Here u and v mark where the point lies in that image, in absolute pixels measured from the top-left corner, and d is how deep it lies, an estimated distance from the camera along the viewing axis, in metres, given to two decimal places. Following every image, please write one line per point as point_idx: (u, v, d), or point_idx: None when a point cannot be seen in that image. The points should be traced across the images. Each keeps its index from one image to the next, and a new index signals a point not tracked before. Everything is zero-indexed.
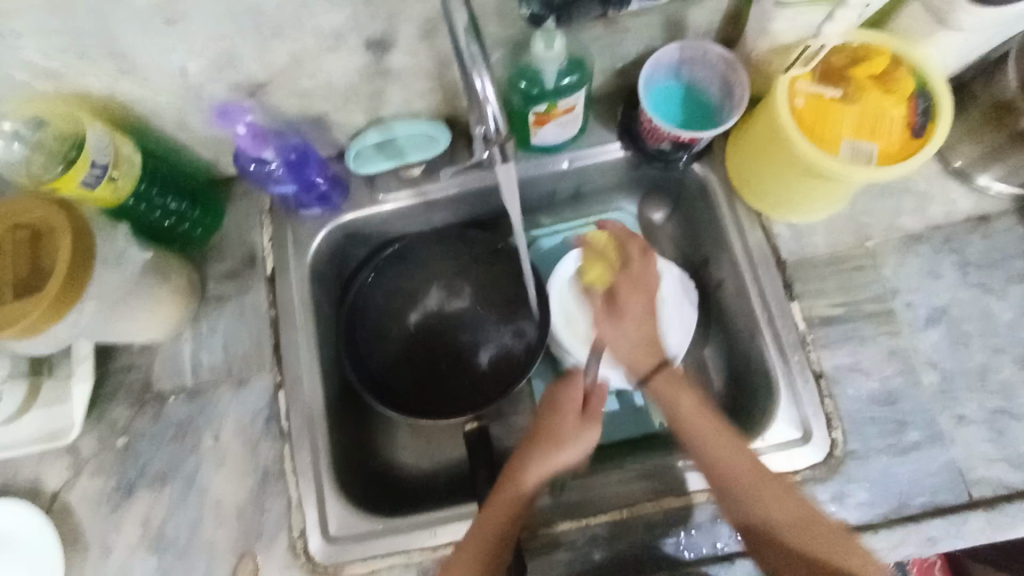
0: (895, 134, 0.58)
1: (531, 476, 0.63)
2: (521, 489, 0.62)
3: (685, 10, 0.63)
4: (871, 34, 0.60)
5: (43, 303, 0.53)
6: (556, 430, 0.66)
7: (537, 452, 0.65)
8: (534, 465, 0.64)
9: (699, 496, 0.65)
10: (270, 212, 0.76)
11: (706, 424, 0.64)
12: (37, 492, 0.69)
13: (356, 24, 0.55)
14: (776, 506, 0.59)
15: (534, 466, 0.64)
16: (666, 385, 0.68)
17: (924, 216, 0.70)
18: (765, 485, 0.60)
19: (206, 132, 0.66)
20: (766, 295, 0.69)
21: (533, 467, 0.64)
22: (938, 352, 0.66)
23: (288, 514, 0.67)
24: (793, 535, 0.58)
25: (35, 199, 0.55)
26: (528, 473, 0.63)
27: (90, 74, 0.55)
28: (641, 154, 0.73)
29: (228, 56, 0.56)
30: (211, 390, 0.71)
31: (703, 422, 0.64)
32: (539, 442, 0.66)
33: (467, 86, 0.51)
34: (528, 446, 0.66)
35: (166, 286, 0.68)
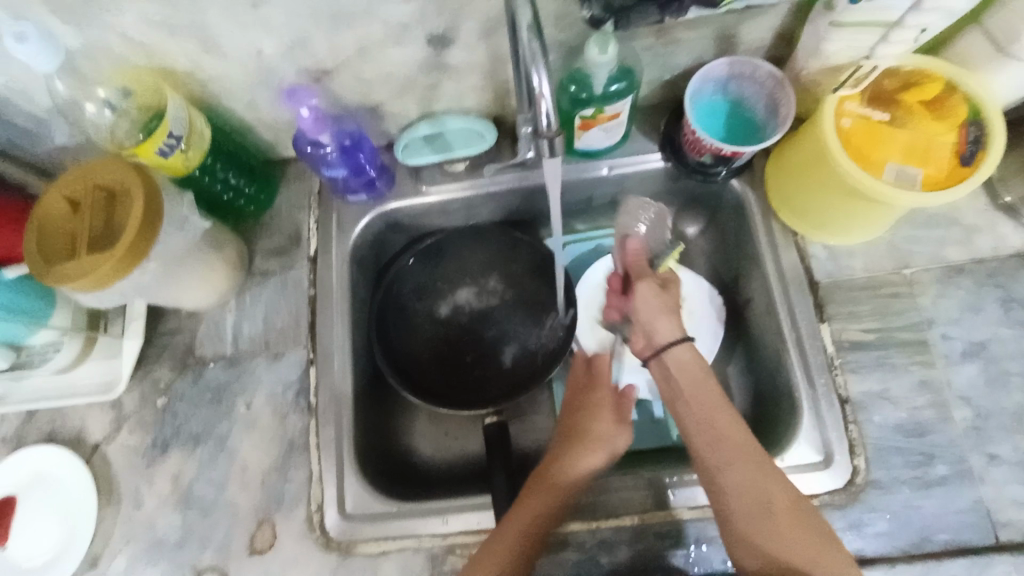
0: (942, 160, 0.58)
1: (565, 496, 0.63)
2: (557, 505, 0.62)
3: (736, 26, 0.64)
4: (924, 59, 0.60)
5: (112, 258, 0.57)
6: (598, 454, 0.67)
7: (577, 468, 0.65)
8: (572, 482, 0.64)
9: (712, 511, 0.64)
10: (319, 196, 0.79)
11: (727, 420, 0.61)
12: (80, 440, 0.73)
13: (422, 18, 0.58)
14: (777, 488, 0.58)
15: (574, 480, 0.64)
16: (682, 362, 0.66)
17: (968, 248, 0.69)
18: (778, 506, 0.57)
19: (269, 114, 0.70)
20: (797, 314, 0.68)
21: (574, 485, 0.64)
22: (974, 387, 0.64)
23: (308, 486, 0.69)
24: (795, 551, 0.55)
25: (114, 162, 0.60)
26: (566, 488, 0.64)
27: (175, 51, 0.60)
28: (680, 166, 0.74)
29: (299, 43, 0.60)
30: (248, 359, 0.75)
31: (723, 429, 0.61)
32: (584, 461, 0.66)
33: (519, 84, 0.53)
34: (575, 457, 0.66)
35: (218, 255, 0.72)
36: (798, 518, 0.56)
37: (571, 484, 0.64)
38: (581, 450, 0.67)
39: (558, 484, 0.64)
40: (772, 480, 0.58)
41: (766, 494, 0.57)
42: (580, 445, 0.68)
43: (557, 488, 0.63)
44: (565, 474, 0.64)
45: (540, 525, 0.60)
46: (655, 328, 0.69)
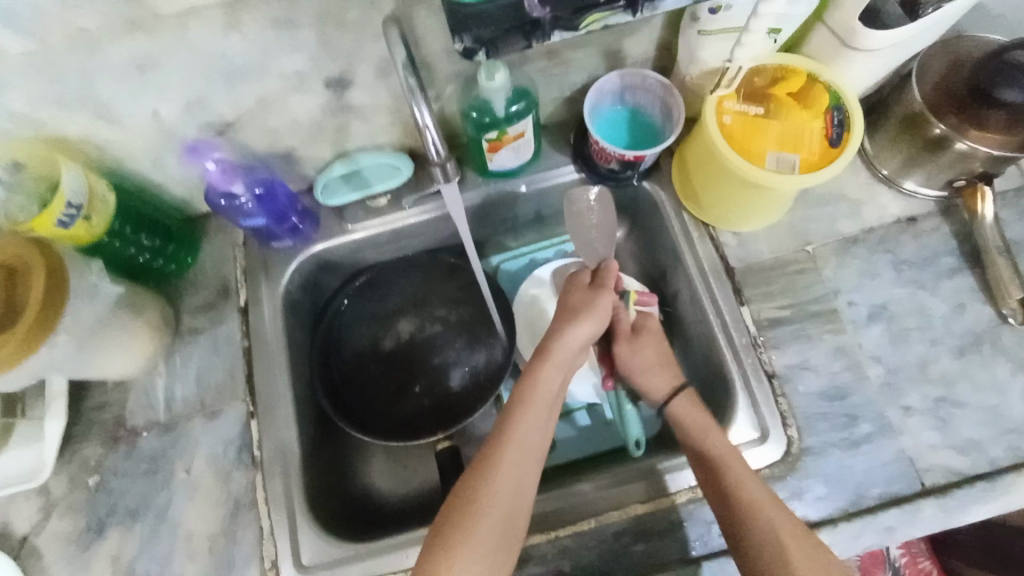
0: (814, 144, 0.63)
1: (537, 411, 0.66)
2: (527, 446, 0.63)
3: (619, 42, 0.69)
4: (785, 57, 0.66)
5: (15, 336, 0.54)
6: (550, 386, 0.68)
7: (534, 405, 0.66)
8: (537, 422, 0.65)
9: (663, 503, 0.66)
10: (243, 246, 0.79)
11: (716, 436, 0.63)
12: (5, 535, 0.68)
13: (315, 65, 0.60)
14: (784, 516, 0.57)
15: (531, 425, 0.64)
16: (688, 407, 0.68)
17: (857, 220, 0.75)
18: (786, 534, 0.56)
19: (178, 171, 0.70)
20: (718, 301, 0.72)
21: (535, 426, 0.64)
22: (881, 346, 0.69)
23: (259, 544, 0.67)
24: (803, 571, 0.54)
25: (10, 239, 0.58)
26: (528, 432, 0.64)
27: (63, 120, 0.59)
28: (593, 175, 0.78)
29: (194, 99, 0.60)
30: (184, 422, 0.72)
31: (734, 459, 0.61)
32: (536, 397, 0.67)
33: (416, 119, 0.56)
34: (527, 398, 0.66)
35: (140, 319, 0.70)
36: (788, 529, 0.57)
37: (527, 431, 0.64)
38: (535, 384, 0.68)
39: (522, 420, 0.64)
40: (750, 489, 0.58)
41: (749, 497, 0.58)
42: (533, 380, 0.68)
43: (519, 426, 0.64)
44: (523, 418, 0.64)
45: (516, 480, 0.60)
46: (651, 383, 0.72)
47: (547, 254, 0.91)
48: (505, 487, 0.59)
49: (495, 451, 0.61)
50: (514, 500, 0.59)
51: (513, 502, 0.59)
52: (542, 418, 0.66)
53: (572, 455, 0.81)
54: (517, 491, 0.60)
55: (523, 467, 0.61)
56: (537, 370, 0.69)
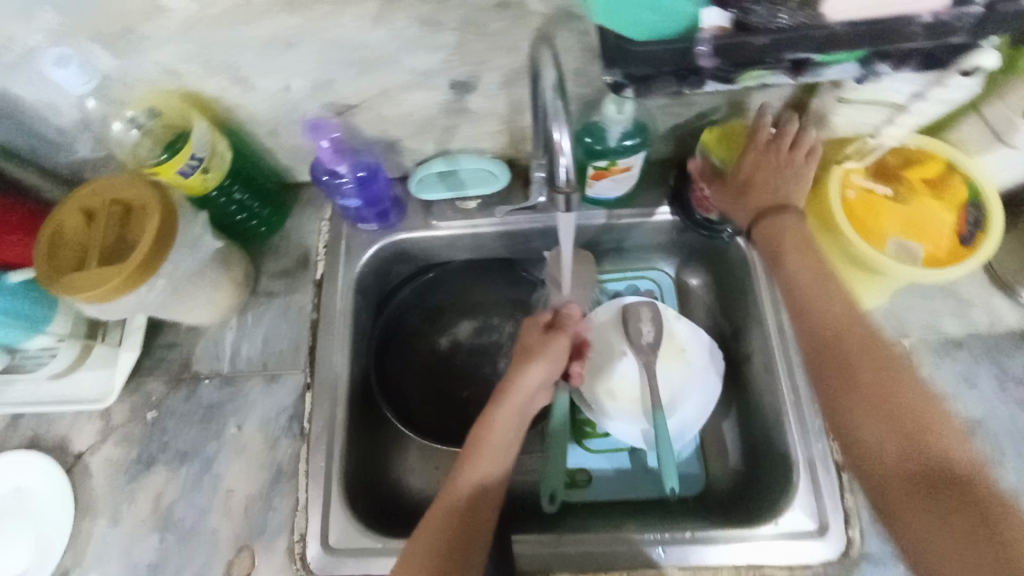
0: (941, 239, 0.60)
1: (489, 452, 0.64)
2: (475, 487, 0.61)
3: (746, 94, 0.67)
4: (927, 139, 0.62)
5: (124, 272, 0.57)
6: (506, 426, 0.66)
7: (481, 451, 0.63)
8: (494, 457, 0.64)
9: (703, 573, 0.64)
10: (329, 220, 0.80)
11: (843, 331, 0.66)
12: (63, 451, 0.72)
13: (446, 67, 0.60)
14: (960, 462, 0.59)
15: (482, 471, 0.62)
16: (819, 302, 0.68)
17: (964, 321, 0.70)
18: (936, 481, 0.58)
19: (289, 141, 0.72)
20: (797, 376, 0.69)
21: (488, 465, 0.63)
22: (969, 463, 0.64)
23: (293, 514, 0.68)
24: (949, 535, 0.55)
25: (134, 180, 0.61)
26: (497, 431, 0.65)
27: (202, 79, 0.61)
28: (688, 221, 0.76)
29: (325, 79, 0.61)
30: (244, 379, 0.74)
31: (854, 359, 0.65)
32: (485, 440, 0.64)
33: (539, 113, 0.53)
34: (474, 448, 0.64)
35: (226, 274, 0.73)
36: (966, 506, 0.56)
37: (477, 470, 0.62)
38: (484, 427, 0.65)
39: (472, 465, 0.63)
40: (920, 414, 0.61)
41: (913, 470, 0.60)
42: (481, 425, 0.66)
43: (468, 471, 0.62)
44: (467, 463, 0.63)
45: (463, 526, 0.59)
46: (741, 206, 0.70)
47: (617, 287, 0.88)
48: (455, 532, 0.58)
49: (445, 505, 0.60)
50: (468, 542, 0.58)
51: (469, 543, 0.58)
52: (495, 452, 0.64)
53: (608, 495, 0.78)
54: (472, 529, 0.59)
55: (470, 505, 0.60)
56: (492, 414, 0.66)
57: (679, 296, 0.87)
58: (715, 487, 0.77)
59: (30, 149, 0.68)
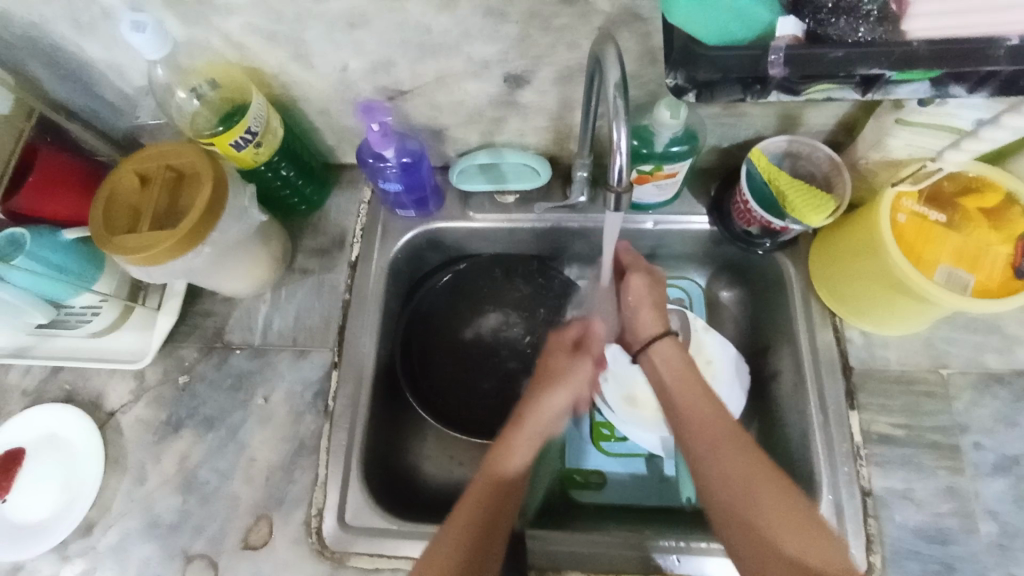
0: (995, 270, 0.58)
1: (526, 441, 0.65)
2: (510, 477, 0.62)
3: (801, 108, 0.66)
4: (988, 168, 0.60)
5: (175, 236, 0.58)
6: (551, 412, 0.68)
7: (519, 441, 0.64)
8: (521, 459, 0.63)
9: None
10: (368, 203, 0.81)
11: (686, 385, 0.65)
12: (97, 406, 0.74)
13: (503, 58, 0.61)
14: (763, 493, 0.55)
15: (519, 457, 0.63)
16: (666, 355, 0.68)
17: (1008, 358, 0.68)
18: (750, 476, 0.56)
19: (338, 122, 0.73)
20: (827, 398, 0.68)
21: (523, 453, 0.64)
22: (1002, 503, 0.62)
23: (312, 488, 0.69)
24: (768, 512, 0.54)
25: (190, 148, 0.62)
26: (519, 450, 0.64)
27: (265, 53, 0.62)
28: (727, 232, 0.75)
29: (382, 62, 0.62)
30: (274, 352, 0.75)
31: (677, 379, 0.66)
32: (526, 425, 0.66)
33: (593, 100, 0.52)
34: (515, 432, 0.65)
35: (266, 248, 0.74)
36: (781, 488, 0.55)
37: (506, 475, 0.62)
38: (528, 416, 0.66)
39: (511, 451, 0.63)
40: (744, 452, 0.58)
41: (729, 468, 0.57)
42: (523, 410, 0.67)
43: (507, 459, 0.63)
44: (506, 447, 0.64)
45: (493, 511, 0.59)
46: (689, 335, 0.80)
47: None
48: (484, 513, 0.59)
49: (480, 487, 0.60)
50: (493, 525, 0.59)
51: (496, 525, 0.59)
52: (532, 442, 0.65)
53: (621, 500, 0.78)
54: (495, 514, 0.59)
55: (503, 494, 0.61)
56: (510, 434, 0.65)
57: (708, 308, 0.86)
58: None
59: (93, 111, 0.70)
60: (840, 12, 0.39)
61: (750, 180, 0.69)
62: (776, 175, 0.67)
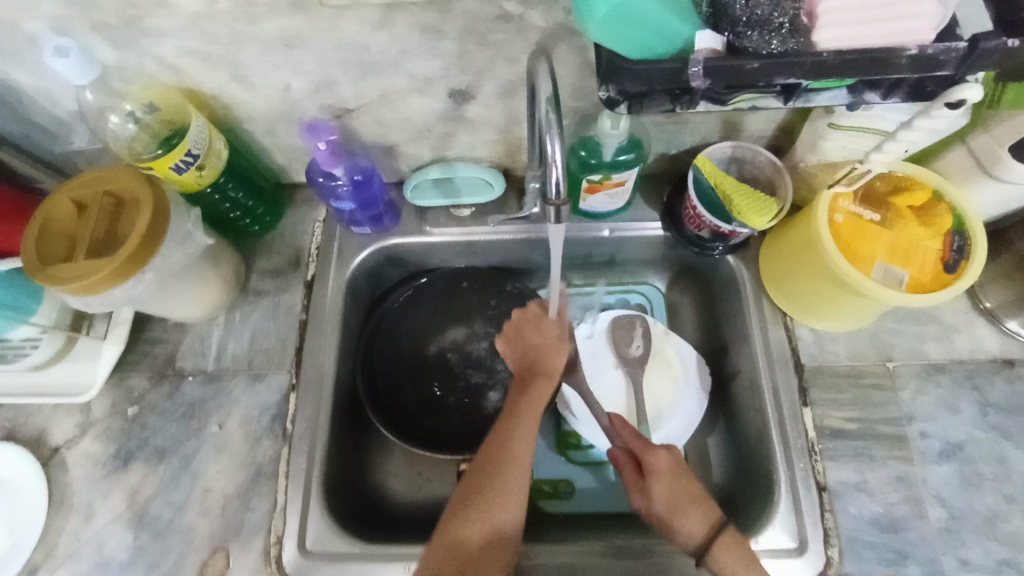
0: (927, 264, 0.61)
1: (512, 496, 0.61)
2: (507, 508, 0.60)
3: (740, 115, 0.68)
4: (915, 167, 0.63)
5: (112, 264, 0.57)
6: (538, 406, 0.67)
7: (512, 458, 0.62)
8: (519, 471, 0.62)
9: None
10: (323, 221, 0.80)
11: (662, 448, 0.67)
12: (41, 443, 0.71)
13: (446, 75, 0.61)
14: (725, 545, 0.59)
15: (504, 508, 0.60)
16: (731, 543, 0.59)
17: (947, 347, 0.71)
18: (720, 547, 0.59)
19: (286, 141, 0.72)
20: (781, 395, 0.69)
21: (509, 510, 0.60)
22: (949, 489, 0.64)
23: (271, 516, 0.67)
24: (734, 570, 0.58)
25: (128, 172, 0.61)
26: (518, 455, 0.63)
27: (202, 75, 0.61)
28: (679, 237, 0.76)
29: (325, 81, 0.62)
30: (229, 377, 0.74)
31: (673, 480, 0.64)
32: (513, 472, 0.62)
33: (532, 111, 0.53)
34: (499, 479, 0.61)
35: (215, 271, 0.73)
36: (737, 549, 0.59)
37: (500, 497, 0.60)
38: (509, 468, 0.62)
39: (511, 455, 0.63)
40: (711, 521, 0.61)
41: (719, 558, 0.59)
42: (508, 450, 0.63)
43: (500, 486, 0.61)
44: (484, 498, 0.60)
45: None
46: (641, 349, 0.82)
47: (607, 300, 0.88)
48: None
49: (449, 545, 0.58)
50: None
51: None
52: (518, 496, 0.61)
53: (588, 507, 0.78)
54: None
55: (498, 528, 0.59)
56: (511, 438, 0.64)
57: (668, 312, 0.87)
58: None
59: (28, 138, 0.68)
60: (755, 26, 0.41)
61: (694, 187, 0.71)
62: (718, 182, 0.69)
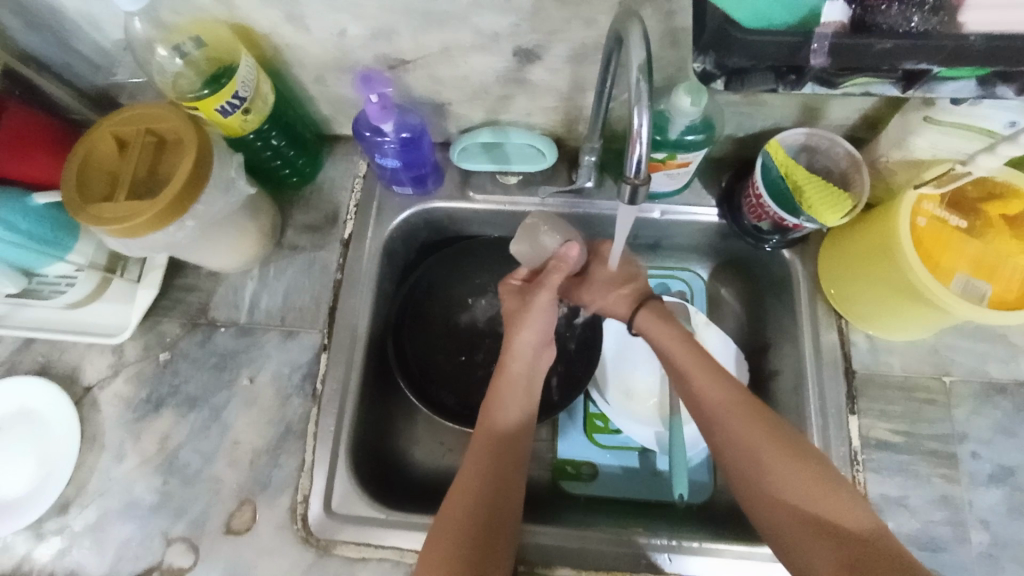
0: (1013, 282, 0.56)
1: (510, 407, 0.64)
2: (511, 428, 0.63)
3: (824, 100, 0.63)
4: (1014, 174, 0.58)
5: (155, 208, 0.55)
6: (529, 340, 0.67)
7: (509, 380, 0.65)
8: (514, 397, 0.65)
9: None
10: (363, 178, 0.77)
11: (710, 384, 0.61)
12: (74, 380, 0.71)
13: (515, 31, 0.56)
14: (776, 456, 0.55)
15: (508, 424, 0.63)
16: (762, 442, 0.56)
17: (1012, 368, 0.67)
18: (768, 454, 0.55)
19: (334, 91, 0.68)
20: (827, 401, 0.67)
21: (509, 423, 0.63)
22: (995, 513, 0.62)
23: (298, 474, 0.67)
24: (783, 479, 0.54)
25: (173, 112, 0.58)
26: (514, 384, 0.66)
27: (255, 12, 0.57)
28: (735, 226, 0.72)
29: (384, 30, 0.58)
30: (261, 331, 0.72)
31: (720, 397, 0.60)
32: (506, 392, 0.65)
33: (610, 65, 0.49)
34: (496, 399, 0.64)
35: (253, 222, 0.70)
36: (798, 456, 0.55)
37: (501, 425, 0.63)
38: (506, 381, 0.65)
39: (506, 382, 0.65)
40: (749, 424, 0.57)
41: (783, 476, 0.54)
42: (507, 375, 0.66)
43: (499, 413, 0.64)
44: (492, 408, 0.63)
45: (499, 477, 0.59)
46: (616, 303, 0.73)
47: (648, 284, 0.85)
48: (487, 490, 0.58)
49: (476, 450, 0.61)
50: (504, 512, 0.58)
51: (509, 504, 0.58)
52: (516, 407, 0.65)
53: (611, 494, 0.77)
54: (504, 493, 0.59)
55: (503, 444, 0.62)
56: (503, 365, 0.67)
57: (710, 302, 0.84)
58: (724, 501, 0.75)
59: (68, 68, 0.65)
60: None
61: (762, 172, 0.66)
62: (789, 170, 0.64)
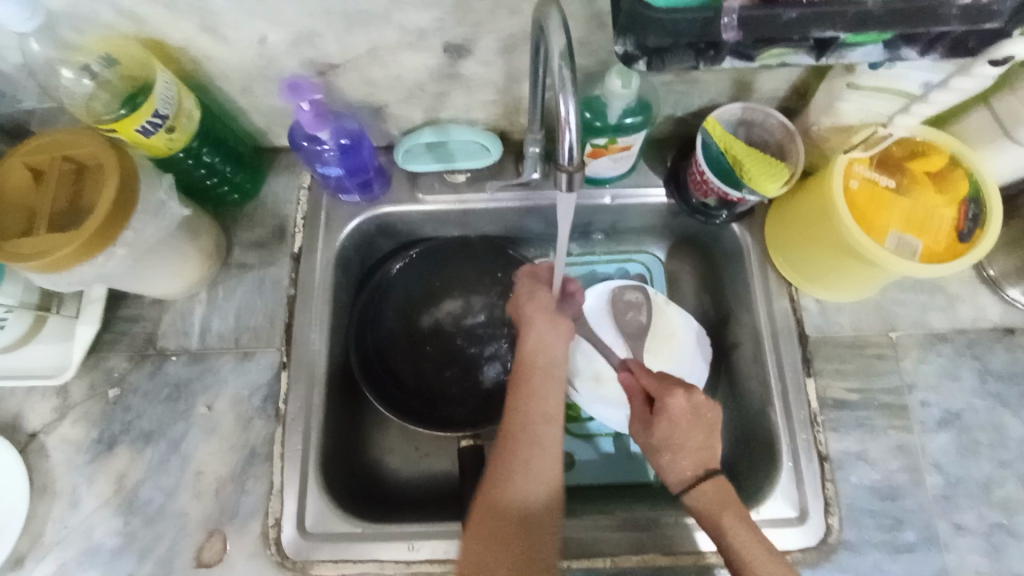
0: (941, 234, 0.59)
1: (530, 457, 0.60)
2: (531, 478, 0.59)
3: (754, 74, 0.64)
4: (934, 132, 0.61)
5: (77, 240, 0.52)
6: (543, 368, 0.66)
7: (528, 423, 0.63)
8: (537, 441, 0.62)
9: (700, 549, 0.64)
10: (307, 188, 0.75)
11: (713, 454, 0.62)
12: (17, 428, 0.67)
13: (441, 27, 0.56)
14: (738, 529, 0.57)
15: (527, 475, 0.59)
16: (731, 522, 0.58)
17: (951, 317, 0.70)
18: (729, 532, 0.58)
19: (265, 102, 0.66)
20: (784, 366, 0.69)
21: (528, 475, 0.59)
22: (946, 455, 0.65)
23: (267, 499, 0.65)
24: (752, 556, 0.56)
25: (90, 136, 0.55)
26: (538, 427, 0.62)
27: (167, 24, 0.55)
28: (683, 204, 0.73)
29: (306, 34, 0.56)
30: (214, 356, 0.70)
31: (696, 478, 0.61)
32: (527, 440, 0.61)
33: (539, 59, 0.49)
34: (514, 445, 0.61)
35: (193, 244, 0.68)
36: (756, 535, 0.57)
37: (521, 475, 0.59)
38: (527, 426, 0.62)
39: (524, 423, 0.62)
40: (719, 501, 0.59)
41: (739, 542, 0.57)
42: (520, 415, 0.63)
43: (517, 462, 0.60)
44: (514, 464, 0.60)
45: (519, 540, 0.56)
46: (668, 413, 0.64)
47: (607, 269, 0.86)
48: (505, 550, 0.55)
49: (487, 508, 0.58)
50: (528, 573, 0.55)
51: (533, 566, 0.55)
52: (539, 457, 0.61)
53: (588, 480, 0.78)
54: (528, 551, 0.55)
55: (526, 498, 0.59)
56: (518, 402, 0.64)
57: (668, 282, 0.85)
58: None
59: None
60: None
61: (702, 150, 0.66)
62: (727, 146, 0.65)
